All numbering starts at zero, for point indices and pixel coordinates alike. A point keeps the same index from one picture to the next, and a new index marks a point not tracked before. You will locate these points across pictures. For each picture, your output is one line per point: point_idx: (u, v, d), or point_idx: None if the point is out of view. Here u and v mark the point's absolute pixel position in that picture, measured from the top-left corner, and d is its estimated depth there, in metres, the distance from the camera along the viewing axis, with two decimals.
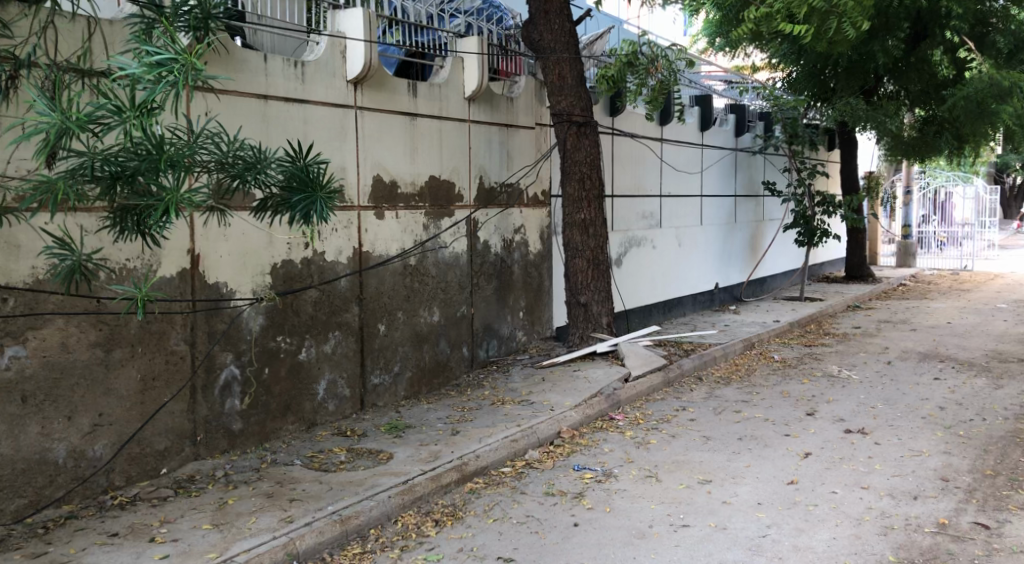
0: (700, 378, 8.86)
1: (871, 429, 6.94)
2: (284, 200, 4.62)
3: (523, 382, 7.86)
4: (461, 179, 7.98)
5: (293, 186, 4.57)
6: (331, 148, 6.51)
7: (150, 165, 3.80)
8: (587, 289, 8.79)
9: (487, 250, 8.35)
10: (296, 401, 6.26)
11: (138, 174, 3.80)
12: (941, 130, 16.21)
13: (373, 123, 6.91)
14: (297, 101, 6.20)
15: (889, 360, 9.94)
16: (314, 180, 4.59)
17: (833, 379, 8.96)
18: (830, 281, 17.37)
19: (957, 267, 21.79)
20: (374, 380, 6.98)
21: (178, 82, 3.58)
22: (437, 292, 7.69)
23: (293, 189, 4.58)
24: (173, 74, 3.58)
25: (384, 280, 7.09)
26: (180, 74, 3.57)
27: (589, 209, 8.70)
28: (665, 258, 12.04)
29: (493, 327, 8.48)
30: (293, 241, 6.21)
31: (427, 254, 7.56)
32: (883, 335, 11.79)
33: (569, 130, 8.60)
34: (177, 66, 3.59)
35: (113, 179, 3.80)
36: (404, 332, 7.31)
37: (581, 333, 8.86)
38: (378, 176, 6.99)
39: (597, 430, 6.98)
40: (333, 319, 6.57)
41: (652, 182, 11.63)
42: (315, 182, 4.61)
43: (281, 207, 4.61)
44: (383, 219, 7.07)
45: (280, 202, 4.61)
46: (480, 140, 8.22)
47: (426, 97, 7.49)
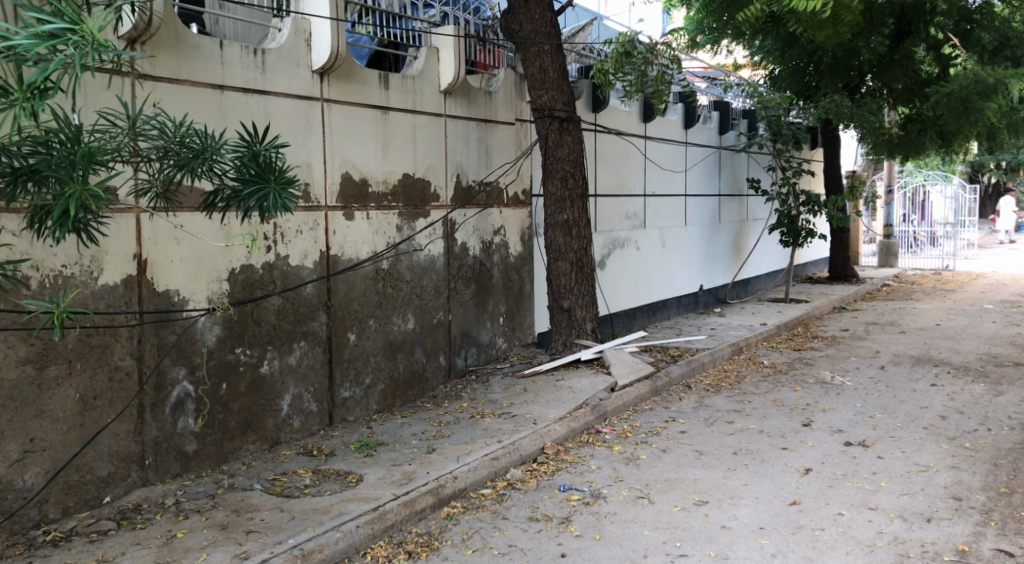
0: (688, 386, 8.46)
1: (872, 441, 6.56)
2: (234, 192, 4.14)
3: (504, 393, 7.41)
4: (437, 177, 7.51)
5: (244, 175, 4.08)
6: (295, 143, 6.01)
7: (59, 158, 3.34)
8: (571, 293, 8.35)
9: (465, 253, 7.89)
10: (258, 418, 5.77)
11: (45, 169, 3.34)
12: (924, 129, 15.87)
13: (341, 117, 6.42)
14: (256, 92, 5.70)
15: (882, 365, 9.59)
16: (266, 168, 4.08)
17: (826, 386, 8.58)
18: (814, 282, 17.08)
19: (939, 267, 21.71)
20: (344, 393, 6.50)
21: (74, 57, 3.08)
22: (411, 298, 7.21)
23: (244, 179, 4.09)
24: (71, 47, 3.06)
25: (355, 285, 6.60)
26: (76, 49, 3.07)
27: (572, 209, 8.26)
28: (648, 259, 11.64)
29: (472, 334, 8.01)
30: (253, 244, 5.71)
31: (400, 257, 7.08)
32: (872, 338, 11.46)
33: (551, 126, 8.17)
34: (75, 39, 3.07)
35: (17, 176, 3.35)
36: (377, 341, 6.83)
37: (563, 340, 8.42)
38: (347, 174, 6.50)
39: (584, 445, 6.54)
40: (298, 329, 6.08)
41: (635, 180, 11.22)
42: (269, 172, 4.10)
43: (231, 201, 4.12)
44: (353, 219, 6.59)
45: (230, 195, 4.12)
46: (457, 134, 7.76)
47: (399, 89, 7.02)
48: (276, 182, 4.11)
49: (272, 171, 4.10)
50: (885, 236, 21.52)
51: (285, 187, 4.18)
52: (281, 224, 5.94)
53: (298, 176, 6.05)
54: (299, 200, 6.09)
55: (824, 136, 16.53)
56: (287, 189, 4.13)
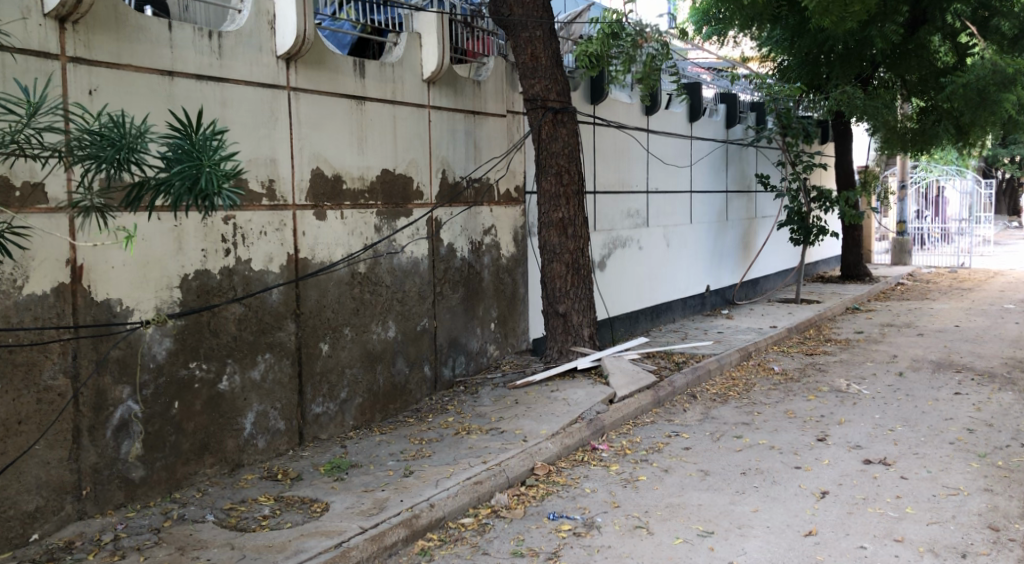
0: (693, 396, 7.88)
1: (895, 458, 5.98)
2: (163, 182, 3.71)
3: (493, 406, 6.86)
4: (420, 173, 6.96)
5: (173, 160, 3.67)
6: (257, 136, 5.48)
7: None
8: (567, 297, 7.78)
9: (452, 254, 7.35)
10: (217, 440, 5.24)
11: None
12: (941, 120, 15.17)
13: (310, 107, 5.88)
14: (211, 80, 5.16)
15: (901, 371, 8.98)
16: (199, 151, 3.67)
17: (842, 395, 7.99)
18: (826, 282, 16.47)
19: (954, 264, 21.07)
20: (315, 409, 5.97)
21: None
22: (392, 304, 6.67)
23: (174, 164, 3.68)
24: None
25: (327, 291, 6.07)
26: None
27: (567, 206, 7.70)
28: (652, 259, 11.07)
29: (460, 342, 7.47)
30: (208, 247, 5.18)
31: (379, 260, 6.55)
32: (889, 341, 10.87)
33: (544, 118, 7.60)
34: None
35: None
36: (353, 352, 6.30)
37: (559, 347, 7.86)
38: (317, 170, 5.96)
39: (579, 465, 5.98)
40: (262, 339, 5.55)
41: (637, 176, 10.66)
42: (203, 154, 3.69)
43: (161, 191, 3.70)
44: (325, 219, 6.05)
45: (159, 185, 3.71)
46: (442, 127, 7.20)
47: (376, 78, 6.48)
48: (210, 163, 3.68)
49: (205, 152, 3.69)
50: (899, 233, 20.87)
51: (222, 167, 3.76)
52: (242, 225, 5.41)
53: (261, 172, 5.52)
54: (263, 199, 5.56)
55: (835, 130, 15.92)
56: (222, 171, 3.72)
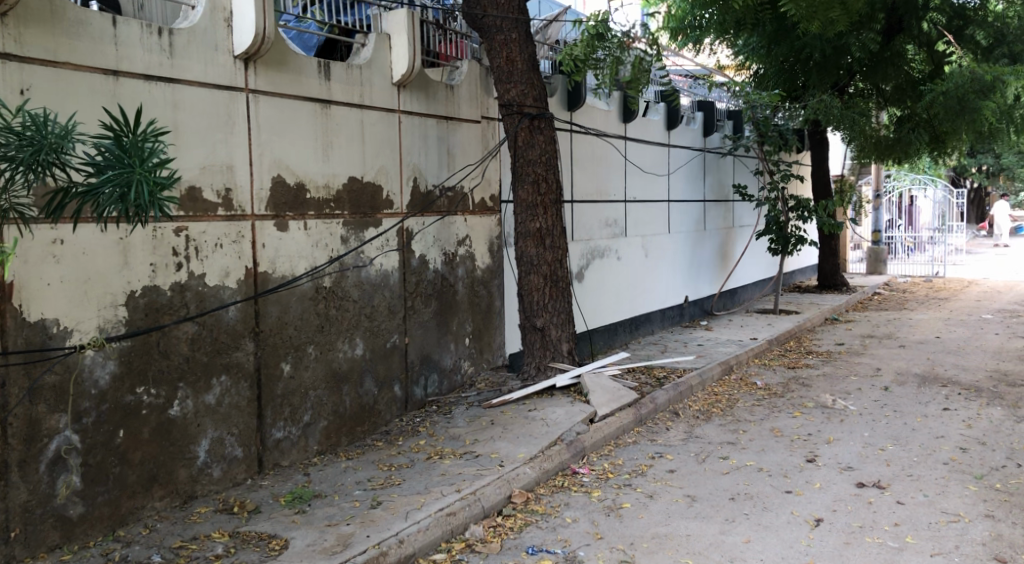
0: (676, 414, 7.57)
1: (889, 480, 5.70)
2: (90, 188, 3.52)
3: (468, 427, 6.49)
4: (390, 182, 6.59)
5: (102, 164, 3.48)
6: (213, 141, 5.09)
7: None
8: (545, 310, 7.44)
9: (424, 267, 6.99)
10: (167, 470, 4.82)
11: None
12: (916, 127, 15.03)
13: (271, 111, 5.50)
14: (162, 80, 4.77)
15: (886, 386, 8.73)
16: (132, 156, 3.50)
17: (829, 412, 7.72)
18: (803, 292, 16.30)
19: (928, 273, 21.06)
20: (276, 434, 5.57)
21: None
22: (360, 319, 6.30)
23: (103, 169, 3.50)
24: None
25: (289, 307, 5.68)
26: None
27: (545, 216, 7.36)
28: (630, 270, 10.77)
29: (433, 358, 7.10)
30: (157, 262, 4.78)
31: (346, 273, 6.17)
32: (871, 353, 10.65)
33: (520, 124, 7.27)
34: None
35: None
36: (319, 372, 5.91)
37: (536, 364, 7.51)
38: (279, 178, 5.59)
39: (558, 491, 5.63)
40: (218, 360, 5.15)
41: (615, 184, 10.37)
42: (136, 159, 3.53)
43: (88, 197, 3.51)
44: (288, 231, 5.67)
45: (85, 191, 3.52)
46: (413, 133, 6.84)
47: (343, 81, 6.11)
48: (144, 169, 3.53)
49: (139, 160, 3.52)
50: (874, 242, 20.80)
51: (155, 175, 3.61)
52: (195, 237, 5.01)
53: (217, 179, 5.13)
54: (220, 208, 5.17)
55: (812, 138, 15.76)
56: (155, 178, 3.56)
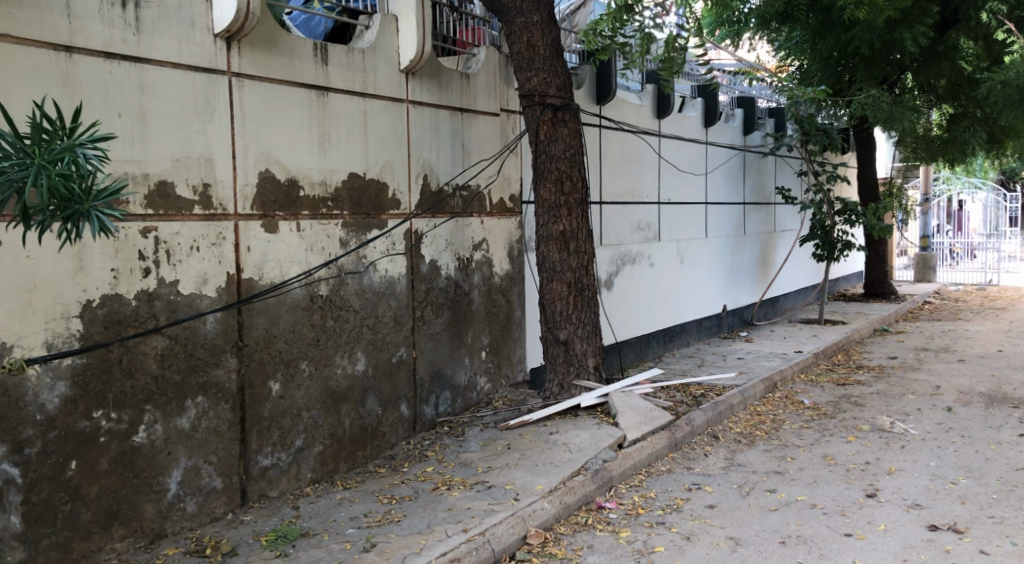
0: (715, 437, 6.82)
1: (967, 524, 4.90)
2: None
3: (481, 452, 5.82)
4: (397, 179, 5.96)
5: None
6: (188, 130, 4.49)
7: None
8: (569, 322, 6.74)
9: (435, 273, 6.34)
10: (130, 506, 4.21)
11: None
12: (972, 126, 14.16)
13: (258, 97, 4.89)
14: (126, 59, 4.18)
15: (949, 406, 7.90)
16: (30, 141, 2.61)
17: (887, 436, 6.92)
18: (849, 300, 15.40)
19: (981, 282, 19.96)
20: (262, 462, 4.94)
21: None
22: (361, 331, 5.66)
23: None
24: None
25: (279, 318, 5.06)
26: None
27: (569, 218, 6.67)
28: (664, 277, 10.03)
29: (445, 375, 6.44)
30: (119, 267, 4.18)
31: (346, 281, 5.53)
32: (928, 369, 9.79)
33: (542, 116, 6.61)
34: None
35: None
36: (313, 391, 5.28)
37: (559, 382, 6.80)
38: (267, 172, 4.97)
39: (581, 531, 4.93)
40: (192, 379, 4.53)
41: (648, 184, 9.64)
42: (37, 147, 2.62)
43: None
44: (277, 232, 5.05)
45: None
46: (423, 126, 6.21)
47: (342, 66, 5.49)
48: (43, 157, 2.61)
49: (45, 145, 2.63)
50: (922, 248, 19.76)
51: (64, 171, 2.67)
52: (166, 239, 4.40)
53: (192, 173, 4.52)
54: (197, 206, 4.56)
55: (858, 137, 14.87)
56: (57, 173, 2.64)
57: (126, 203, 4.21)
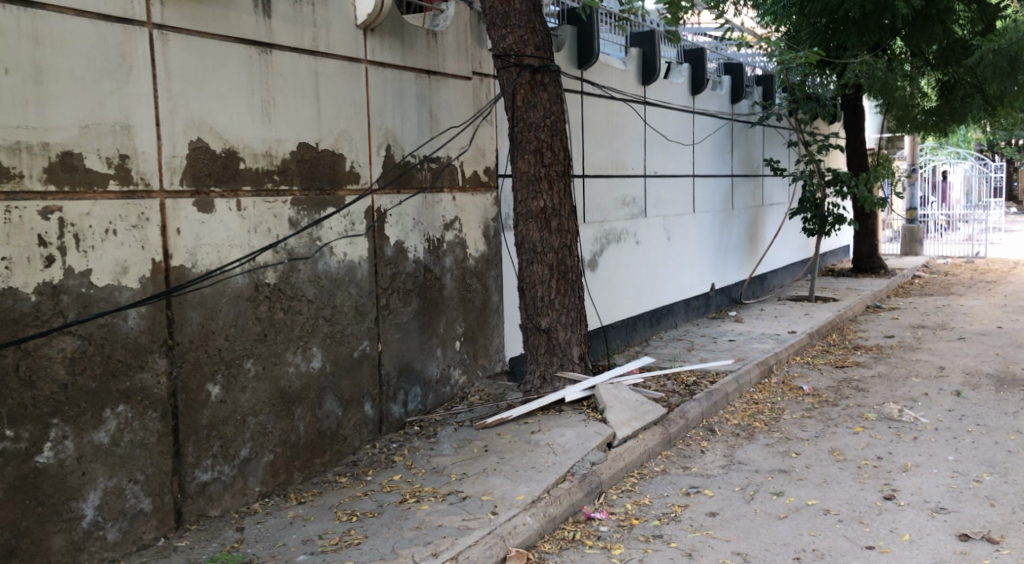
0: (711, 431, 6.25)
1: (1002, 532, 4.36)
2: None
3: (455, 456, 5.20)
4: (355, 149, 5.27)
5: None
6: (99, 91, 3.78)
7: None
8: (551, 307, 6.11)
9: (401, 255, 5.69)
10: (32, 540, 3.55)
11: None
12: (970, 96, 13.75)
13: (186, 53, 4.18)
14: (14, 3, 3.46)
15: (959, 390, 7.37)
16: None
17: (896, 426, 6.36)
18: (838, 276, 14.91)
19: (968, 254, 19.54)
20: (201, 477, 4.29)
21: None
22: (317, 323, 5.00)
23: None
24: None
25: (218, 311, 4.39)
26: None
27: (550, 192, 6.02)
28: (650, 255, 9.43)
29: (414, 368, 5.81)
30: (13, 255, 3.49)
31: (297, 266, 4.86)
32: (929, 349, 9.27)
33: (519, 78, 5.94)
34: None
35: None
36: (260, 394, 4.63)
37: (541, 373, 6.18)
38: (199, 142, 4.27)
39: (569, 549, 4.34)
40: (112, 386, 3.86)
41: (633, 156, 9.00)
42: None
43: None
44: (213, 211, 4.36)
45: None
46: (385, 90, 5.52)
47: (289, 19, 4.77)
48: None
49: None
50: (909, 221, 19.31)
51: None
52: (74, 220, 3.71)
53: (106, 142, 3.82)
54: (113, 182, 3.86)
55: (848, 107, 14.30)
56: None
57: (19, 178, 3.51)
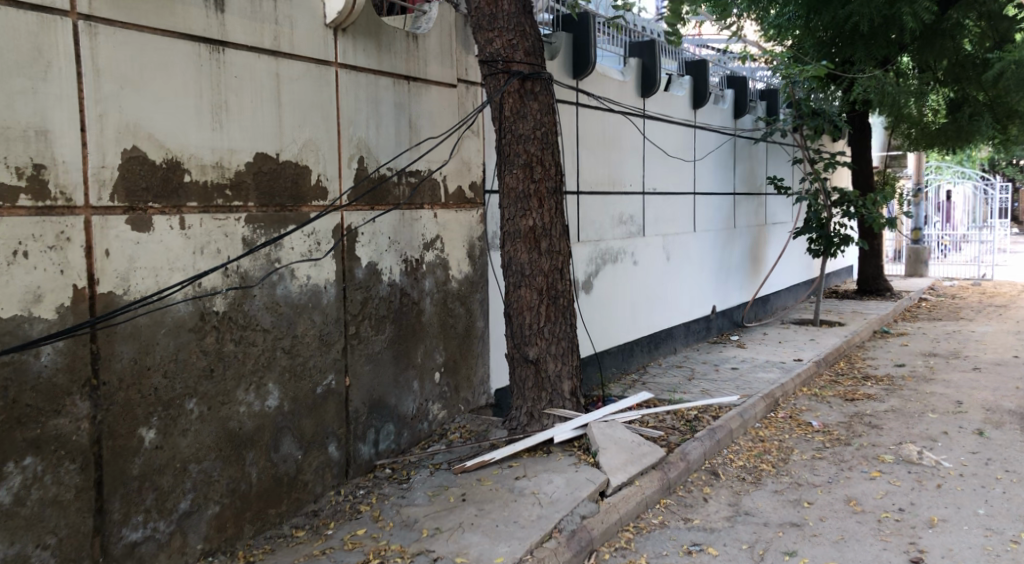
0: (714, 476, 5.68)
1: None
2: None
3: (429, 506, 4.63)
4: (322, 161, 4.73)
5: None
6: (8, 90, 3.26)
7: None
8: (540, 337, 5.55)
9: (374, 278, 5.13)
10: None
11: None
12: (979, 112, 13.23)
13: (120, 51, 3.65)
14: None
15: (981, 428, 6.80)
16: None
17: (917, 471, 5.79)
18: (843, 298, 14.38)
19: (974, 276, 19.00)
20: (129, 537, 3.72)
21: None
22: (274, 356, 4.44)
23: None
24: None
25: (154, 345, 3.83)
26: None
27: (540, 210, 5.47)
28: (648, 276, 8.88)
29: (387, 404, 5.25)
30: None
31: (251, 291, 4.30)
32: (944, 380, 8.71)
33: (507, 86, 5.40)
34: None
35: None
36: (204, 437, 4.06)
37: (529, 410, 5.62)
38: (134, 151, 3.73)
39: None
40: (18, 434, 3.31)
41: (631, 171, 8.47)
42: None
43: None
44: (151, 230, 3.81)
45: None
46: (358, 96, 4.98)
47: (245, 15, 4.24)
48: None
49: None
50: (914, 241, 18.79)
51: None
52: None
53: (16, 151, 3.29)
54: (23, 195, 3.32)
55: (854, 123, 13.80)
56: None
57: None
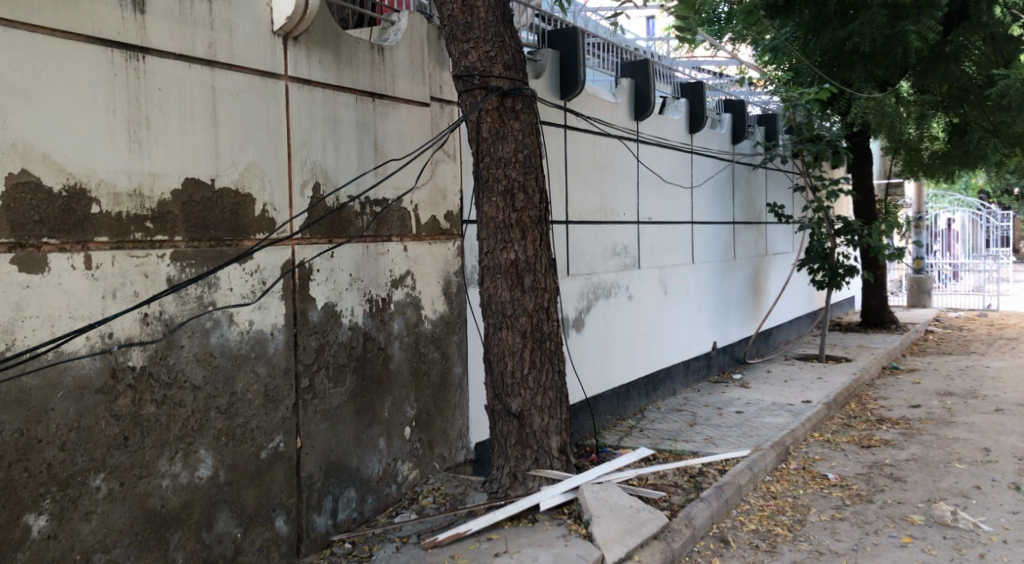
0: (723, 545, 4.98)
1: None
2: None
3: None
4: (268, 189, 4.08)
5: None
6: None
7: None
8: (524, 387, 4.87)
9: (331, 322, 4.46)
10: None
11: None
12: (987, 136, 12.11)
13: (6, 54, 3.02)
14: None
15: (1017, 482, 6.12)
16: None
17: (953, 536, 5.10)
18: (847, 331, 13.74)
19: (978, 306, 18.41)
20: None
21: None
22: (207, 417, 3.76)
23: None
24: None
25: (47, 411, 3.17)
26: None
27: (523, 242, 4.82)
28: (644, 311, 8.23)
29: (347, 466, 4.56)
30: None
31: (176, 341, 3.62)
32: (966, 423, 8.04)
33: (485, 102, 4.78)
34: None
35: None
36: (115, 520, 3.37)
37: (512, 470, 4.92)
38: (25, 176, 3.08)
39: None
40: None
41: (624, 199, 7.85)
42: None
43: None
44: (46, 270, 3.15)
45: None
46: (313, 114, 4.35)
47: (173, 17, 3.61)
48: None
49: None
50: (916, 271, 18.20)
51: None
52: None
53: None
54: None
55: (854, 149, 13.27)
56: None
57: None
